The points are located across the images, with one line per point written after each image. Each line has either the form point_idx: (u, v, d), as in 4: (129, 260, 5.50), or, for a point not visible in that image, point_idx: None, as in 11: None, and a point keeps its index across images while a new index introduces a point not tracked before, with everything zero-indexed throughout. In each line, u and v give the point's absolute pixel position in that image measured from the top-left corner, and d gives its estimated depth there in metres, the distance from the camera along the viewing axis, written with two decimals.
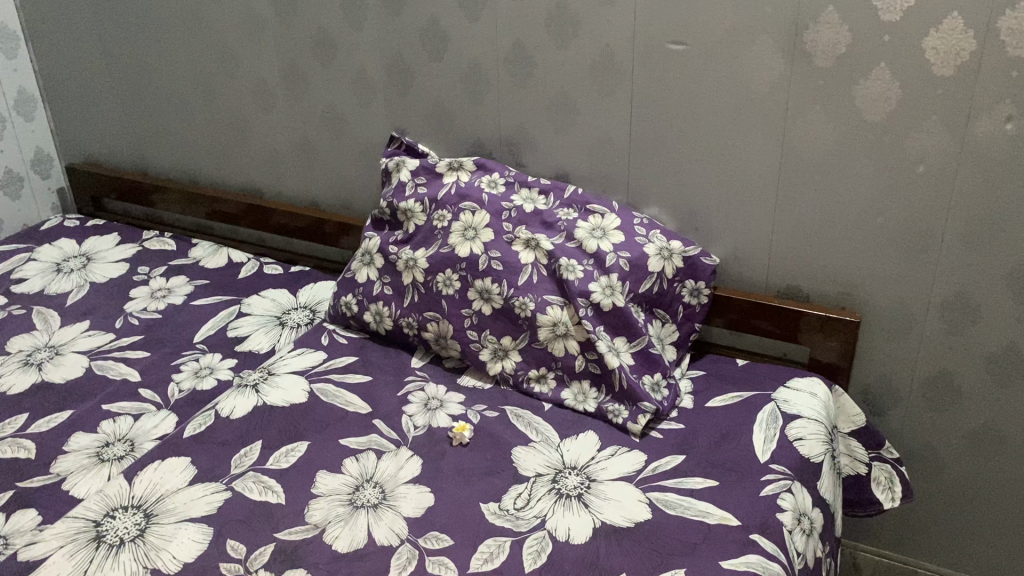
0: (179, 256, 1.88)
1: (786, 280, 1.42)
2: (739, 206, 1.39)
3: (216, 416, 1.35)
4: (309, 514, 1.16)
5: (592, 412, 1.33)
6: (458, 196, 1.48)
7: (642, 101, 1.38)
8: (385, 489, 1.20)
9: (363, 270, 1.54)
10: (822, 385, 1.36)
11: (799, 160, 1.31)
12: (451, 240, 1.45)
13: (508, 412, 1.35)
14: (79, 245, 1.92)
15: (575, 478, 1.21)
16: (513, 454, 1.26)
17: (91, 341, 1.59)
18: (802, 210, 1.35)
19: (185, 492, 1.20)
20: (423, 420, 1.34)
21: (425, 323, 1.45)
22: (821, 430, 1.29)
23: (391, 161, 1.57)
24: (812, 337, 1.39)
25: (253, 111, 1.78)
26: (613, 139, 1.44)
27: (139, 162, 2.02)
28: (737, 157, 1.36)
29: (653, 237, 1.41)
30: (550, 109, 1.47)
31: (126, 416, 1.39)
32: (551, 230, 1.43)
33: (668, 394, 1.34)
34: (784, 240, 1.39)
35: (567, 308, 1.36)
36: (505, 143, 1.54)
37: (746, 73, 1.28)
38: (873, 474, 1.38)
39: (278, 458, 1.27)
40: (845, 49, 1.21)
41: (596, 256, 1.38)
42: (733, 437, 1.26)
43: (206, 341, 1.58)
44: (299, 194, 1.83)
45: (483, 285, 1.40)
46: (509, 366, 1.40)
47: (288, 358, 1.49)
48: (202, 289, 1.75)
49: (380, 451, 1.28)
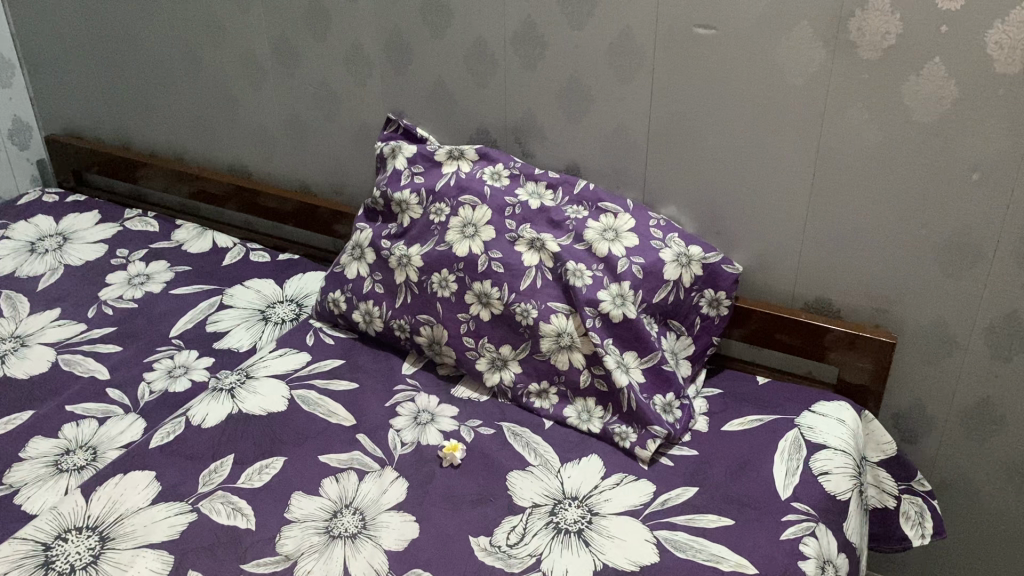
0: (161, 238, 1.76)
1: (815, 292, 1.29)
2: (766, 210, 1.26)
3: (186, 424, 1.24)
4: (280, 544, 1.05)
5: (596, 433, 1.22)
6: (457, 189, 1.35)
7: (663, 91, 1.25)
8: (366, 517, 1.09)
9: (353, 265, 1.42)
10: (850, 412, 1.24)
11: (836, 163, 1.18)
12: (448, 237, 1.32)
13: (505, 429, 1.24)
14: (55, 223, 1.80)
15: (575, 511, 1.09)
16: (509, 480, 1.15)
17: (60, 332, 1.48)
18: (836, 217, 1.21)
19: (146, 513, 1.09)
20: (411, 436, 1.22)
21: (417, 326, 1.33)
22: (849, 463, 1.16)
23: (386, 146, 1.44)
24: (841, 357, 1.26)
25: (242, 86, 1.64)
26: (630, 131, 1.31)
27: (123, 136, 1.90)
28: (766, 157, 1.22)
29: (670, 241, 1.28)
30: (562, 95, 1.33)
31: (90, 420, 1.28)
32: (557, 229, 1.30)
33: (680, 416, 1.21)
34: (815, 249, 1.25)
35: (573, 317, 1.24)
36: (511, 131, 1.41)
37: (781, 64, 1.15)
38: (903, 508, 1.25)
39: (251, 475, 1.15)
40: (895, 40, 1.07)
41: (607, 260, 1.25)
42: (751, 469, 1.15)
43: (182, 336, 1.46)
44: (289, 176, 1.70)
45: (482, 288, 1.28)
46: (507, 378, 1.28)
47: (269, 360, 1.37)
48: (183, 276, 1.63)
49: (362, 471, 1.16)
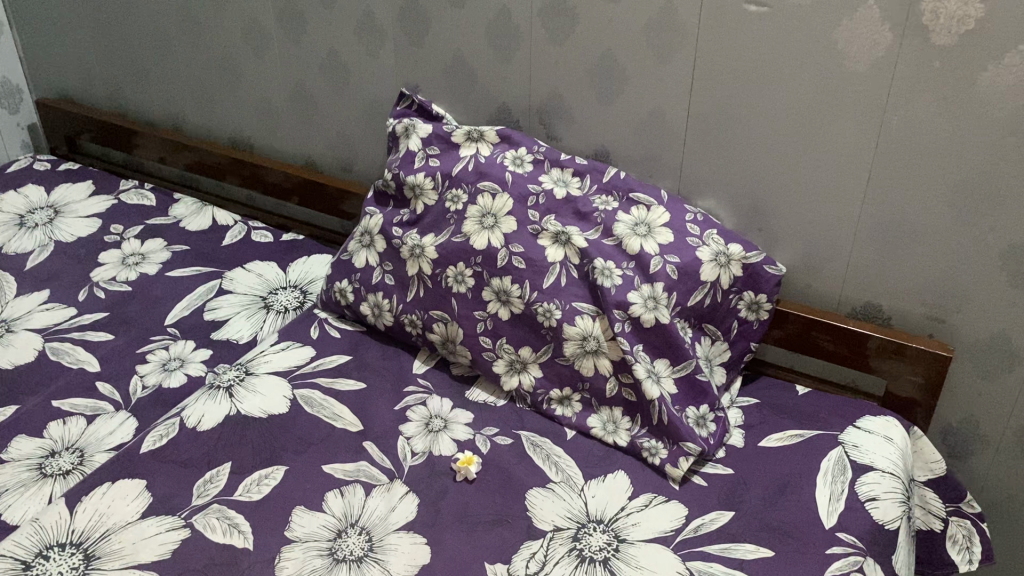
0: (158, 213, 1.66)
1: (864, 297, 1.19)
2: (814, 207, 1.15)
3: (180, 426, 1.15)
4: (280, 567, 0.97)
5: (622, 446, 1.13)
6: (475, 174, 1.24)
7: (704, 72, 1.13)
8: (372, 538, 1.01)
9: (361, 253, 1.31)
10: (899, 429, 1.14)
11: (895, 159, 1.06)
12: (465, 227, 1.22)
13: (524, 439, 1.15)
14: (47, 195, 1.70)
15: (600, 537, 1.00)
16: (528, 499, 1.06)
17: (48, 317, 1.38)
18: (893, 219, 1.11)
19: (135, 529, 1.01)
20: (422, 445, 1.13)
21: (430, 323, 1.24)
22: (898, 487, 1.07)
23: (398, 124, 1.33)
24: (890, 368, 1.16)
25: (244, 53, 1.53)
26: (667, 115, 1.19)
27: (119, 102, 1.78)
28: (818, 151, 1.11)
29: (708, 238, 1.17)
30: (593, 74, 1.21)
31: (77, 417, 1.19)
32: (585, 222, 1.20)
33: (714, 430, 1.12)
34: (867, 251, 1.15)
35: (600, 319, 1.14)
36: (536, 111, 1.30)
37: (841, 47, 1.03)
38: (951, 531, 1.16)
39: (249, 487, 1.07)
40: (974, 24, 0.95)
41: (639, 258, 1.15)
42: (791, 492, 1.06)
43: (178, 325, 1.37)
44: (294, 151, 1.59)
45: (502, 285, 1.18)
46: (527, 382, 1.18)
47: (270, 354, 1.28)
48: (180, 256, 1.53)
49: (369, 485, 1.08)
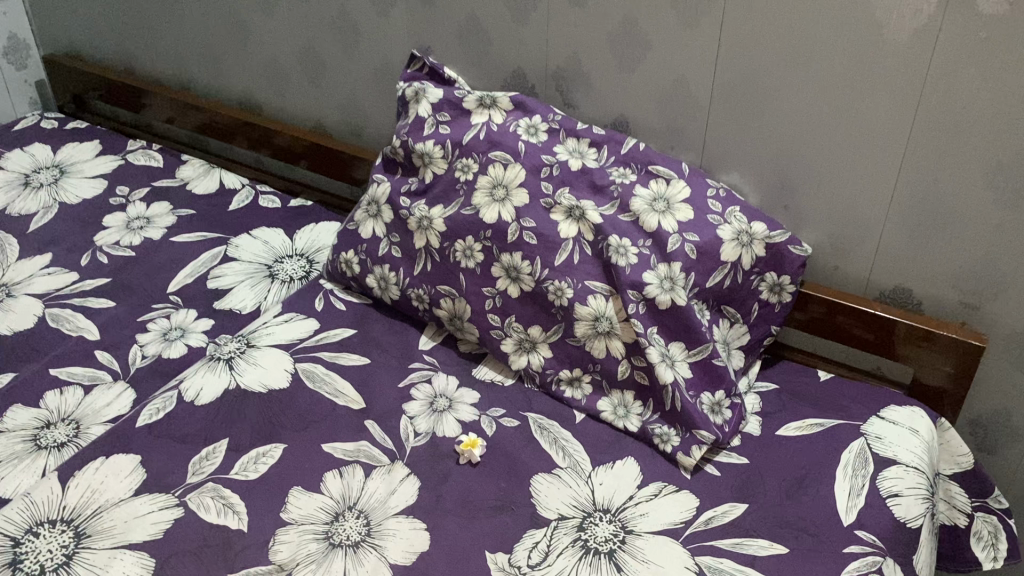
0: (164, 174, 1.62)
1: (894, 281, 1.12)
2: (843, 185, 1.09)
3: (178, 400, 1.12)
4: (274, 551, 0.94)
5: (633, 432, 1.08)
6: (487, 143, 1.18)
7: (731, 39, 1.06)
8: (370, 522, 0.97)
9: (368, 223, 1.27)
10: (925, 420, 1.09)
11: (933, 137, 1.00)
12: (475, 199, 1.16)
13: (531, 422, 1.11)
14: (53, 154, 1.66)
15: (607, 528, 0.96)
16: (533, 485, 1.02)
17: (49, 281, 1.35)
18: (928, 200, 1.04)
19: (127, 506, 0.98)
20: (426, 425, 1.09)
21: (437, 298, 1.19)
22: (922, 483, 1.02)
23: (409, 88, 1.26)
24: (918, 356, 1.10)
25: (251, 10, 1.46)
26: (691, 85, 1.12)
27: (127, 59, 1.73)
28: (850, 126, 1.04)
29: (730, 215, 1.11)
30: (613, 39, 1.14)
31: (74, 387, 1.16)
32: (600, 196, 1.14)
33: (730, 417, 1.07)
34: (899, 233, 1.08)
35: (613, 300, 1.09)
36: (552, 77, 1.23)
37: (881, 15, 0.95)
38: (975, 528, 1.11)
39: (246, 465, 1.04)
40: None
41: (656, 236, 1.09)
42: (809, 486, 1.01)
43: (181, 293, 1.33)
44: (304, 113, 1.54)
45: (512, 261, 1.13)
46: (536, 362, 1.14)
47: (272, 326, 1.24)
48: (185, 221, 1.49)
49: (369, 465, 1.04)
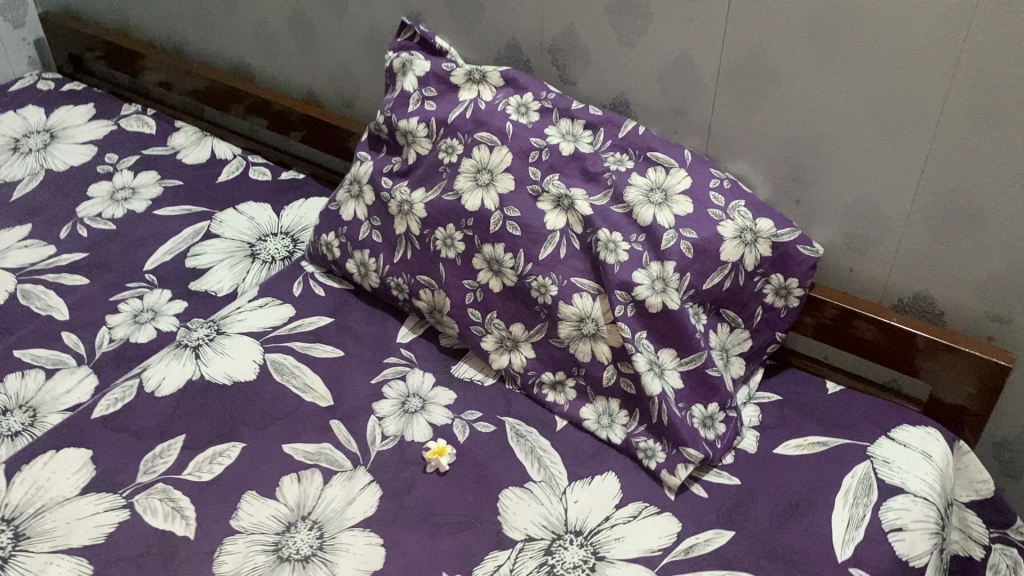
0: (156, 142, 1.55)
1: (914, 287, 1.02)
2: (862, 180, 0.97)
3: (138, 390, 1.06)
4: (218, 562, 0.88)
5: (616, 444, 1.00)
6: (473, 122, 1.09)
7: (739, 13, 0.95)
8: (323, 535, 0.91)
9: (349, 204, 1.19)
10: (940, 444, 0.98)
11: (964, 130, 0.88)
12: (458, 184, 1.08)
13: (508, 427, 1.03)
14: (45, 117, 1.61)
15: (576, 553, 0.88)
16: (501, 501, 0.94)
17: (25, 254, 1.30)
18: (956, 200, 0.92)
19: (71, 506, 0.93)
20: (394, 428, 1.02)
21: (417, 288, 1.11)
22: (932, 515, 0.92)
23: (396, 59, 1.17)
24: (937, 374, 1.00)
25: None
26: (695, 63, 1.01)
27: (123, 19, 1.67)
28: (870, 116, 0.92)
29: (734, 210, 1.01)
30: (611, 11, 1.04)
31: (36, 371, 1.11)
32: (593, 184, 1.04)
33: (723, 433, 0.98)
34: (922, 235, 0.97)
35: (601, 300, 1.00)
36: (547, 51, 1.13)
37: None
38: (992, 560, 1.00)
39: (200, 465, 0.98)
40: None
41: (650, 231, 1.00)
42: (803, 514, 0.91)
43: (157, 271, 1.27)
44: (297, 81, 1.46)
45: (494, 253, 1.04)
46: (517, 363, 1.06)
47: (245, 312, 1.17)
48: (171, 192, 1.43)
49: (329, 471, 0.97)
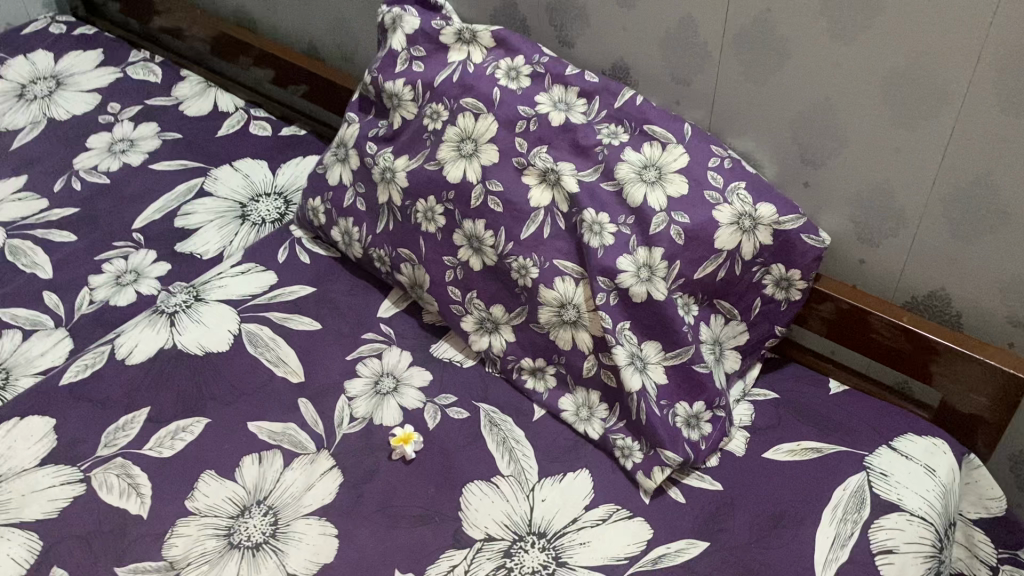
0: (160, 91, 1.51)
1: (930, 285, 0.93)
2: (876, 166, 0.87)
3: (108, 358, 1.03)
4: (167, 546, 0.85)
5: (594, 439, 0.94)
6: (460, 87, 1.02)
7: None
8: (278, 522, 0.87)
9: (335, 168, 1.13)
10: (946, 458, 0.90)
11: (990, 117, 0.77)
12: (441, 153, 1.01)
13: (483, 414, 0.98)
14: (54, 63, 1.58)
15: (536, 557, 0.84)
16: (465, 496, 0.89)
17: (17, 208, 1.28)
18: (978, 194, 0.82)
19: (28, 478, 0.91)
20: (364, 409, 0.98)
21: (398, 262, 1.06)
22: (929, 538, 0.84)
23: (388, 14, 1.09)
24: (948, 381, 0.91)
25: None
26: (698, 30, 0.92)
27: None
28: (886, 96, 0.82)
29: (733, 192, 0.92)
30: None
31: (14, 332, 1.09)
32: (583, 159, 0.96)
33: (709, 433, 0.91)
34: (940, 229, 0.87)
35: (583, 285, 0.93)
36: (545, 9, 1.04)
37: None
38: None
39: (161, 440, 0.95)
40: None
41: (640, 212, 0.92)
42: (786, 529, 0.84)
43: (145, 231, 1.24)
44: (298, 32, 1.39)
45: (474, 230, 0.98)
46: (497, 346, 1.01)
47: (226, 278, 1.13)
48: (169, 146, 1.39)
49: (292, 453, 0.94)
